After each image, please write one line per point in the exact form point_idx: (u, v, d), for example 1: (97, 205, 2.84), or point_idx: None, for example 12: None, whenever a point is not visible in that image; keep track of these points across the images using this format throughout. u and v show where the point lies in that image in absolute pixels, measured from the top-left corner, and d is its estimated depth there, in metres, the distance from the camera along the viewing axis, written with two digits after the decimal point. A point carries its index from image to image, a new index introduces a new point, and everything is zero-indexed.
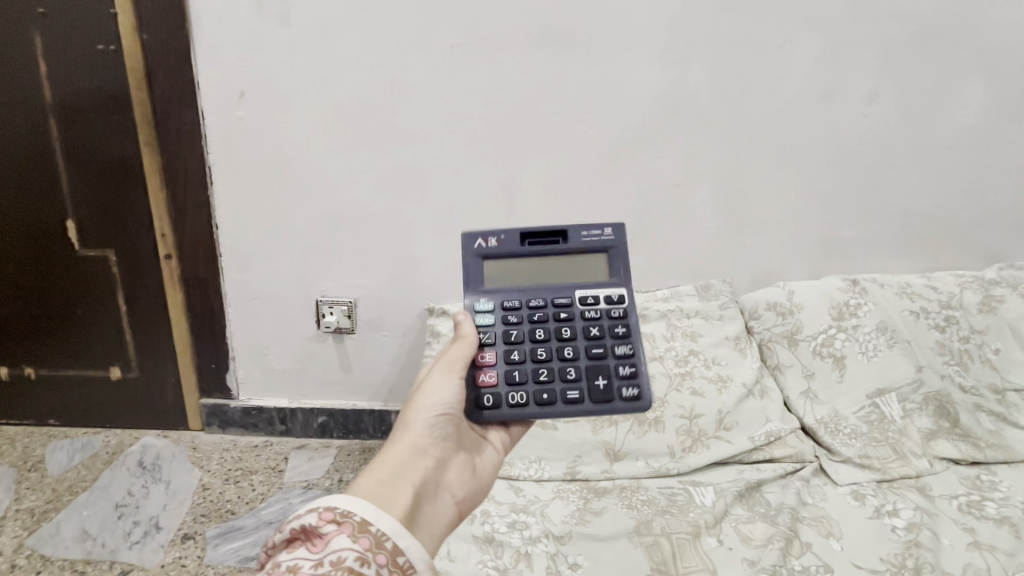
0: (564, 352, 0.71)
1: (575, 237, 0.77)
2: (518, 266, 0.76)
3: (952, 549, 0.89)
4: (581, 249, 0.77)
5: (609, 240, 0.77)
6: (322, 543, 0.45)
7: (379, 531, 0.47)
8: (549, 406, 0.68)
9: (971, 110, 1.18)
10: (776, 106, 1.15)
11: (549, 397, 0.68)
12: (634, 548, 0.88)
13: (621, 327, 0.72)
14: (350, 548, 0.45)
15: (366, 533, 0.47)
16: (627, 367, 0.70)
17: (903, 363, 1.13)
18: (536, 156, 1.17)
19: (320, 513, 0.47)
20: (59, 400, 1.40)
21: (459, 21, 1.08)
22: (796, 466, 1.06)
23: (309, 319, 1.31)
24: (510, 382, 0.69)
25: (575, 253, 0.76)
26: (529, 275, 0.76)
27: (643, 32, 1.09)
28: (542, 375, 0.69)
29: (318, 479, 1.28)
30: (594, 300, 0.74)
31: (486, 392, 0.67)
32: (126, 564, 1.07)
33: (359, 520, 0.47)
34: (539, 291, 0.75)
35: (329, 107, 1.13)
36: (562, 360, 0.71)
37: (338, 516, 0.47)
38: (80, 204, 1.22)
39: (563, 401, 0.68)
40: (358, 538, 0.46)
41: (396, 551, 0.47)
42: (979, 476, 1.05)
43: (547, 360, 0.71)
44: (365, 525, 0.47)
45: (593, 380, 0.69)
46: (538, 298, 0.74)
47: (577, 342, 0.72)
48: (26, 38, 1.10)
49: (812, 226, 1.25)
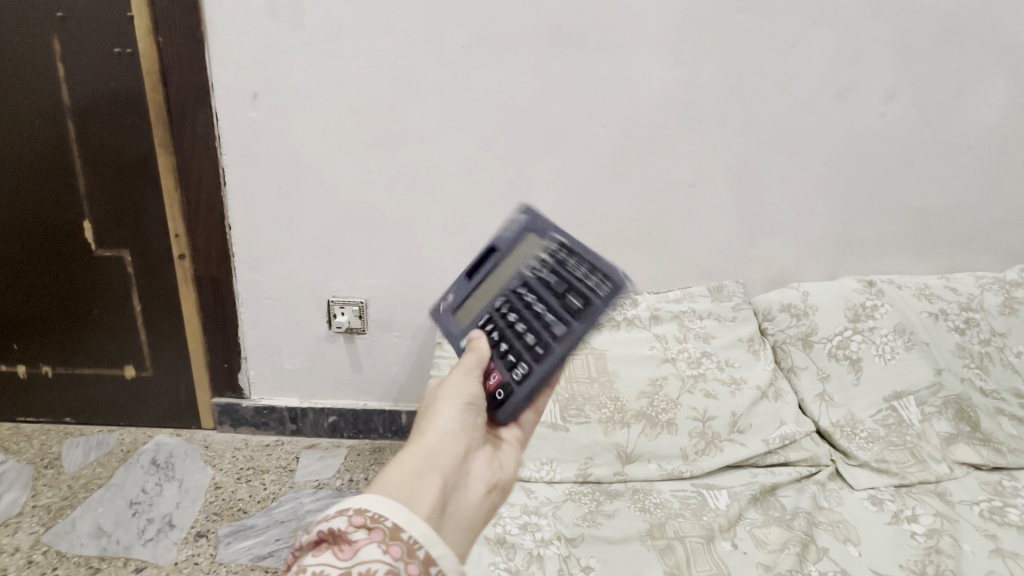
0: (537, 310, 0.67)
1: (500, 240, 0.70)
2: (480, 295, 0.70)
3: (974, 555, 0.87)
4: (514, 240, 0.70)
5: (525, 221, 0.70)
6: (351, 551, 0.43)
7: (412, 539, 0.45)
8: (547, 358, 0.64)
9: (992, 108, 1.16)
10: (790, 105, 1.14)
11: (548, 347, 0.65)
12: (647, 551, 0.87)
13: (568, 259, 0.70)
14: (380, 560, 0.43)
15: (397, 541, 0.44)
16: (595, 275, 0.68)
17: (922, 366, 1.11)
18: (548, 157, 1.17)
19: (350, 518, 0.45)
20: (76, 398, 1.41)
21: (471, 21, 1.08)
22: (811, 469, 1.05)
23: (321, 319, 1.31)
24: (509, 366, 0.64)
25: (504, 244, 0.70)
26: (493, 294, 0.70)
27: (656, 32, 1.09)
28: (529, 341, 0.65)
29: (329, 479, 1.29)
30: (539, 262, 0.70)
31: (497, 389, 0.64)
32: (140, 561, 1.08)
33: (391, 526, 0.45)
34: (502, 296, 0.69)
35: (341, 107, 1.14)
36: (539, 319, 0.67)
37: (368, 521, 0.45)
38: (96, 204, 1.23)
39: (560, 341, 0.65)
40: (389, 546, 0.44)
41: (429, 561, 0.45)
42: (1000, 482, 1.03)
43: (529, 327, 0.66)
44: (397, 532, 0.45)
45: (569, 303, 0.67)
46: (502, 301, 0.69)
47: (544, 299, 0.68)
48: (45, 41, 1.11)
49: (827, 227, 1.24)
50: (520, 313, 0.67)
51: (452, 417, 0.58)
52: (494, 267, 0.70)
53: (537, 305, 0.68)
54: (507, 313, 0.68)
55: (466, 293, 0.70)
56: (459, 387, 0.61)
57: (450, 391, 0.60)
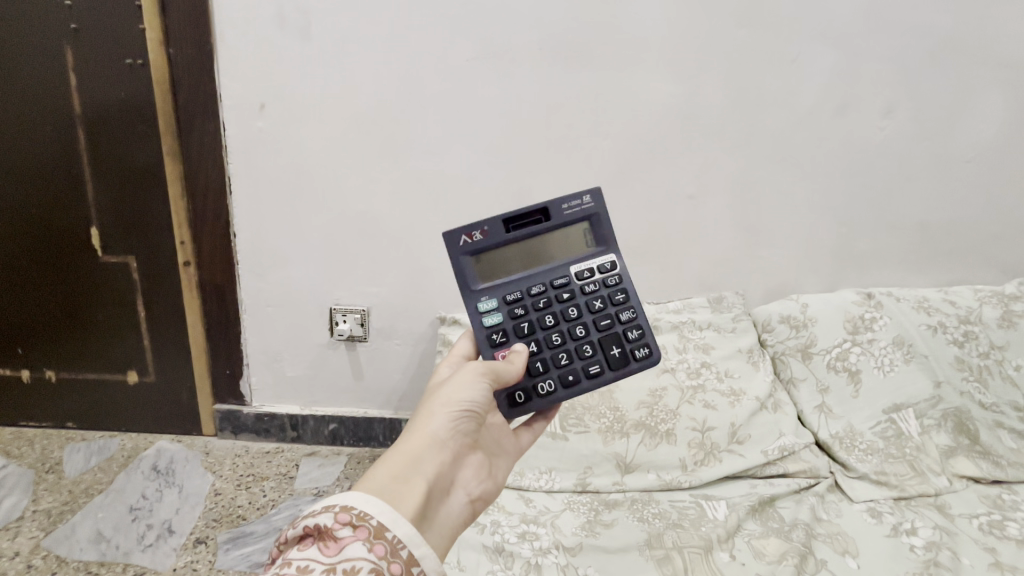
0: (576, 331, 0.75)
1: (558, 212, 0.76)
2: (510, 252, 0.76)
3: (973, 569, 0.87)
4: (570, 223, 0.77)
5: (589, 209, 0.77)
6: (337, 546, 0.47)
7: (395, 538, 0.49)
8: (575, 386, 0.72)
9: (989, 123, 1.17)
10: (790, 119, 1.15)
11: (576, 378, 0.73)
12: (645, 561, 0.87)
13: (619, 294, 0.77)
14: (364, 558, 0.47)
15: (381, 539, 0.49)
16: (634, 331, 0.76)
17: (920, 379, 1.12)
18: (550, 168, 1.18)
19: (336, 515, 0.49)
20: (78, 403, 1.42)
21: (474, 34, 1.09)
22: (810, 481, 1.05)
23: (323, 327, 1.32)
24: (535, 373, 0.72)
25: (563, 220, 0.76)
26: (524, 261, 0.77)
27: (658, 47, 1.10)
28: (561, 360, 0.73)
29: (328, 487, 1.29)
30: (589, 274, 0.78)
31: (518, 389, 0.70)
32: (139, 567, 1.08)
33: (375, 524, 0.49)
34: (536, 276, 0.77)
35: (346, 117, 1.15)
36: (575, 340, 0.75)
37: (354, 519, 0.49)
38: (103, 211, 1.24)
39: (587, 377, 0.73)
40: (373, 544, 0.48)
41: (411, 561, 0.49)
42: (1000, 495, 1.03)
43: (564, 344, 0.74)
44: (381, 532, 0.49)
45: (608, 350, 0.75)
46: (538, 284, 0.76)
47: (584, 318, 0.76)
48: (58, 52, 1.13)
49: (827, 239, 1.24)
50: (554, 318, 0.75)
51: (445, 425, 0.60)
52: (538, 236, 0.76)
53: (575, 323, 0.75)
54: (538, 305, 0.75)
55: (497, 243, 0.75)
56: (457, 391, 0.62)
57: (454, 393, 0.62)
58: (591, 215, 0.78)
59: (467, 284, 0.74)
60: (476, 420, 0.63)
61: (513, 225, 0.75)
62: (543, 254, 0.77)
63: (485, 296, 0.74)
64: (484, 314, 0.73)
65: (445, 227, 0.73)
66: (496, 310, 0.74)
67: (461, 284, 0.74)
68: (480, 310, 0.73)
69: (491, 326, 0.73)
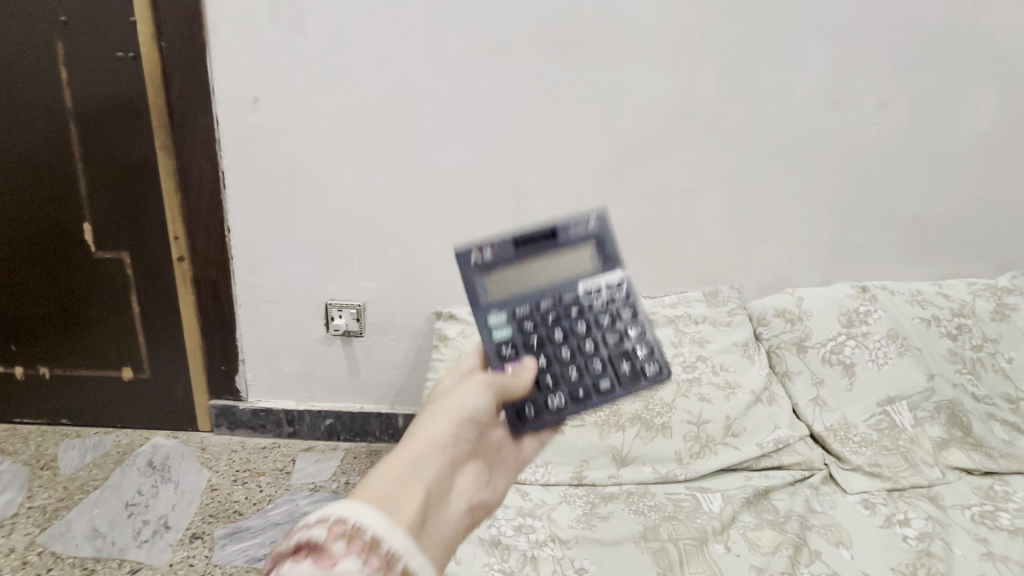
0: (586, 347, 0.75)
1: (566, 232, 0.76)
2: (519, 269, 0.75)
3: (965, 559, 0.88)
4: (578, 243, 0.76)
5: (596, 229, 0.77)
6: (330, 562, 0.43)
7: (391, 552, 0.45)
8: (584, 402, 0.72)
9: (983, 117, 1.17)
10: (786, 112, 1.15)
11: (585, 394, 0.73)
12: (641, 553, 0.88)
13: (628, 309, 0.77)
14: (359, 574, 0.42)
15: (377, 554, 0.44)
16: (642, 347, 0.76)
17: (914, 371, 1.12)
18: (545, 163, 1.18)
19: (329, 527, 0.45)
20: (72, 400, 1.41)
21: (470, 27, 1.09)
22: (804, 473, 1.05)
23: (318, 322, 1.32)
24: (545, 388, 0.72)
25: (571, 240, 0.76)
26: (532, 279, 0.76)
27: (652, 40, 1.10)
28: (570, 376, 0.73)
29: (325, 482, 1.29)
30: (598, 290, 0.77)
31: (528, 403, 0.70)
32: (135, 563, 1.08)
33: (370, 537, 0.45)
34: (544, 293, 0.76)
35: (341, 111, 1.15)
36: (584, 357, 0.75)
37: (348, 531, 0.45)
38: (96, 206, 1.24)
39: (596, 394, 0.73)
40: (368, 559, 0.44)
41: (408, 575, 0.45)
42: (992, 486, 1.04)
43: (573, 360, 0.74)
44: (376, 544, 0.45)
45: (617, 366, 0.74)
46: (548, 301, 0.76)
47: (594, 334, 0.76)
48: (49, 45, 1.13)
49: (822, 232, 1.25)
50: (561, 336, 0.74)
51: (446, 430, 0.59)
52: (546, 256, 0.76)
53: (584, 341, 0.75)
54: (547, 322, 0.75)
55: (507, 260, 0.75)
56: (458, 398, 0.62)
57: (457, 399, 0.62)
58: (597, 233, 0.78)
59: (477, 301, 0.73)
60: (475, 429, 0.62)
61: (523, 244, 0.75)
62: (553, 272, 0.77)
63: (495, 311, 0.74)
64: (494, 329, 0.73)
65: (457, 244, 0.74)
66: (507, 325, 0.73)
67: (470, 301, 0.74)
68: (491, 326, 0.73)
69: (501, 340, 0.73)
